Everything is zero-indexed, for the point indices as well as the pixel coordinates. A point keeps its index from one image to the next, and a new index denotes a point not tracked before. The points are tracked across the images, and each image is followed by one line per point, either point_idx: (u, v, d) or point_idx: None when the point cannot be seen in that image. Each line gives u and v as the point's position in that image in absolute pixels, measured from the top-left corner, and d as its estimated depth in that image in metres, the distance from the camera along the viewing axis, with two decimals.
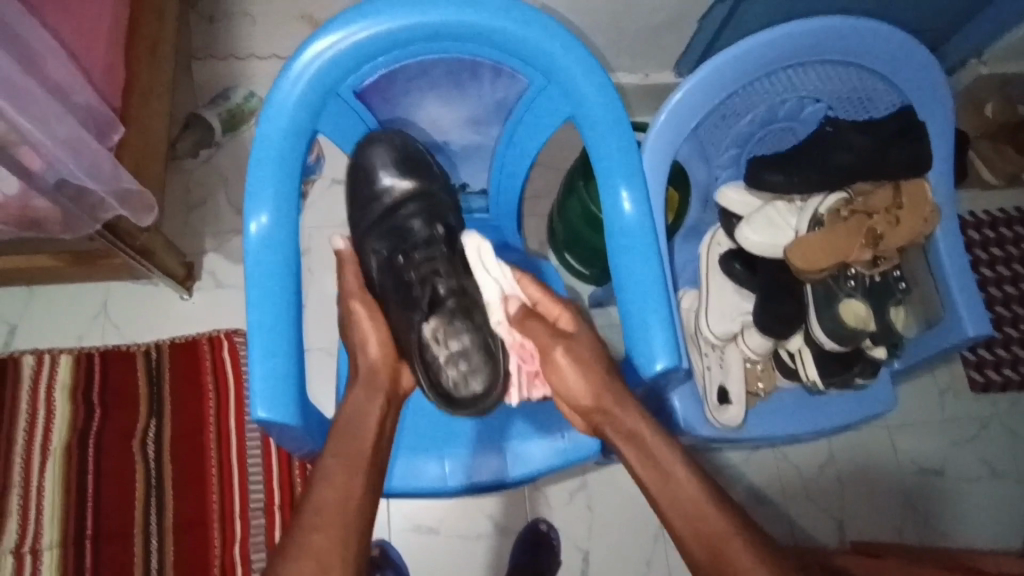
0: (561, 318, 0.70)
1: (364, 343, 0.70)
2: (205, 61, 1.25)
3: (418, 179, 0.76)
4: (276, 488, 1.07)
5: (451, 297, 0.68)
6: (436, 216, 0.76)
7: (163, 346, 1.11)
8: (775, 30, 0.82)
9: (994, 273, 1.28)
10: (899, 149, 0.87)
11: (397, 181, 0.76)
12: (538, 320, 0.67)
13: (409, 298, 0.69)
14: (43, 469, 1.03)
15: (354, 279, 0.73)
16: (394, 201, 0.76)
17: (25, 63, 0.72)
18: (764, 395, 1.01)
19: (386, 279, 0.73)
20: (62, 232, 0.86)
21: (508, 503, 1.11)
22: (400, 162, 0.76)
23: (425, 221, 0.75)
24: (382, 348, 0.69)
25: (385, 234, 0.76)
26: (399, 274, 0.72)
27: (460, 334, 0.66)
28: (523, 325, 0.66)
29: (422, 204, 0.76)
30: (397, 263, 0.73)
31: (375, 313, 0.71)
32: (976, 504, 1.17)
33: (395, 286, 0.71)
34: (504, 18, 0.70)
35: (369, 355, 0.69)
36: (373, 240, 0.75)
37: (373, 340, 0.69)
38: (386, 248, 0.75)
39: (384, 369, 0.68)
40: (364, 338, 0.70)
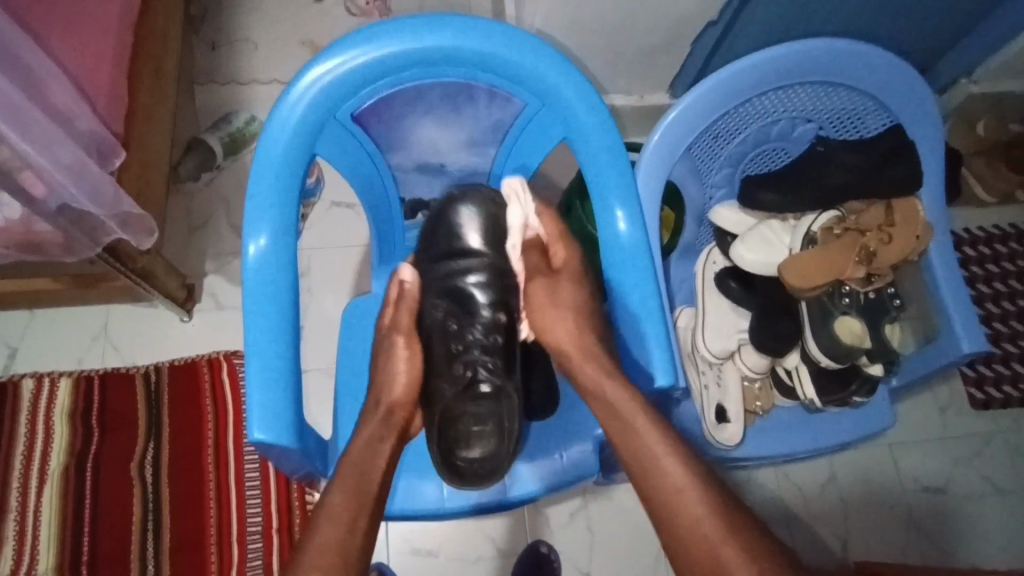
0: (558, 256, 0.78)
1: (391, 381, 0.73)
2: (207, 85, 1.28)
3: (494, 254, 0.79)
4: (274, 510, 1.07)
5: (489, 383, 0.75)
6: (504, 300, 0.79)
7: (162, 368, 1.11)
8: (764, 52, 0.83)
9: (991, 289, 1.28)
10: (892, 167, 0.88)
11: (477, 251, 0.78)
12: (538, 254, 0.78)
13: (450, 365, 0.76)
14: (40, 493, 1.02)
15: (404, 320, 0.76)
16: (465, 263, 0.79)
17: (30, 91, 0.74)
18: (762, 413, 1.01)
19: (438, 337, 0.77)
20: (63, 255, 0.87)
21: (509, 525, 1.10)
22: (488, 232, 0.79)
23: (495, 300, 0.78)
24: (408, 388, 0.73)
25: (451, 292, 0.78)
26: (448, 338, 0.77)
27: (483, 413, 0.73)
28: (525, 252, 0.79)
29: (496, 280, 0.79)
30: (454, 328, 0.77)
31: (416, 352, 0.75)
32: (979, 523, 1.16)
33: (441, 344, 0.77)
34: (497, 43, 0.71)
35: (392, 393, 0.72)
36: (432, 288, 0.79)
37: (402, 382, 0.73)
38: (447, 306, 0.78)
39: (403, 412, 0.72)
40: (396, 372, 0.73)
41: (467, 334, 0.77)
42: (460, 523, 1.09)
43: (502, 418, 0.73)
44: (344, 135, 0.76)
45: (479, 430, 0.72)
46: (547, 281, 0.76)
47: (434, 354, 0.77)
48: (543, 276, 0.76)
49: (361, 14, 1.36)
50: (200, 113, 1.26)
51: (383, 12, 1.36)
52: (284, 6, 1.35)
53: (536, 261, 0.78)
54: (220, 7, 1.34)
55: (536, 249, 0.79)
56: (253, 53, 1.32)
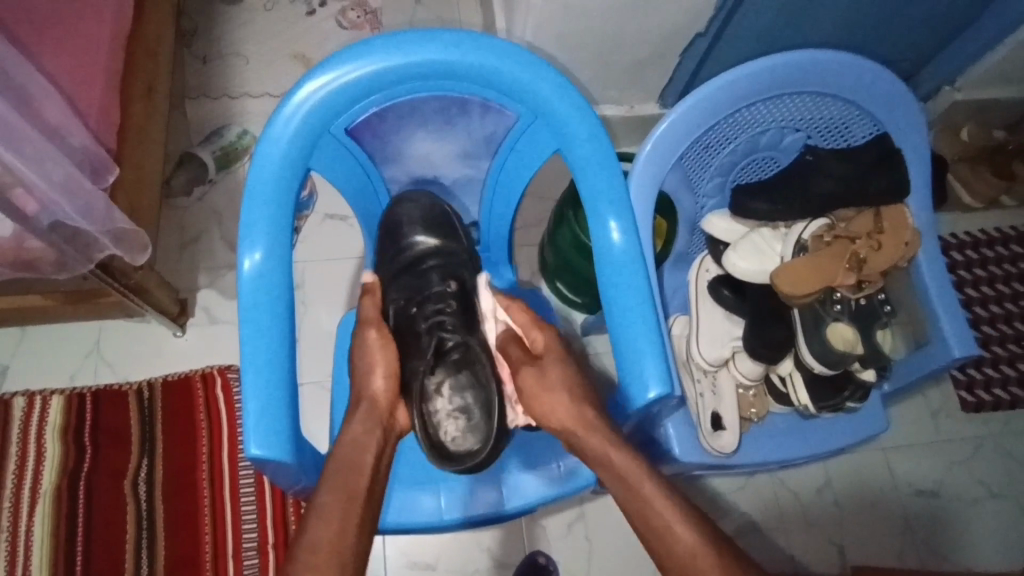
0: (536, 341, 0.73)
1: (369, 376, 0.70)
2: (198, 100, 1.28)
3: (443, 238, 0.82)
4: (270, 526, 1.06)
5: (456, 350, 0.73)
6: (452, 274, 0.81)
7: (155, 384, 1.11)
8: (751, 64, 0.84)
9: (979, 293, 1.30)
10: (877, 175, 0.89)
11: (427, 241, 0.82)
12: (516, 346, 0.73)
13: (413, 346, 0.74)
14: (33, 511, 1.01)
15: (372, 304, 0.76)
16: (420, 255, 0.82)
17: (21, 107, 0.73)
18: (757, 420, 1.01)
19: (402, 323, 0.77)
20: (56, 272, 0.86)
21: (505, 537, 1.10)
22: (432, 221, 0.82)
23: (442, 275, 0.80)
24: (388, 380, 0.71)
25: (405, 283, 0.81)
26: (413, 322, 0.77)
27: (463, 390, 0.72)
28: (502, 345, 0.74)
29: (444, 259, 0.82)
30: (410, 311, 0.78)
31: (388, 340, 0.73)
32: (973, 525, 1.17)
33: (409, 329, 0.76)
34: (488, 56, 0.72)
35: (374, 386, 0.70)
36: (398, 290, 0.80)
37: (378, 372, 0.70)
38: (404, 297, 0.80)
39: (386, 406, 0.70)
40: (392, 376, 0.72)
41: (423, 313, 0.77)
42: (455, 536, 1.09)
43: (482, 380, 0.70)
44: (338, 149, 0.76)
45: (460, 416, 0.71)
46: (534, 369, 0.70)
47: (401, 340, 0.76)
48: (529, 364, 0.71)
49: (352, 28, 1.37)
50: (191, 127, 1.26)
51: (375, 25, 1.37)
52: (275, 21, 1.36)
53: (517, 353, 0.73)
54: (211, 21, 1.34)
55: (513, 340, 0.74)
56: (245, 67, 1.32)
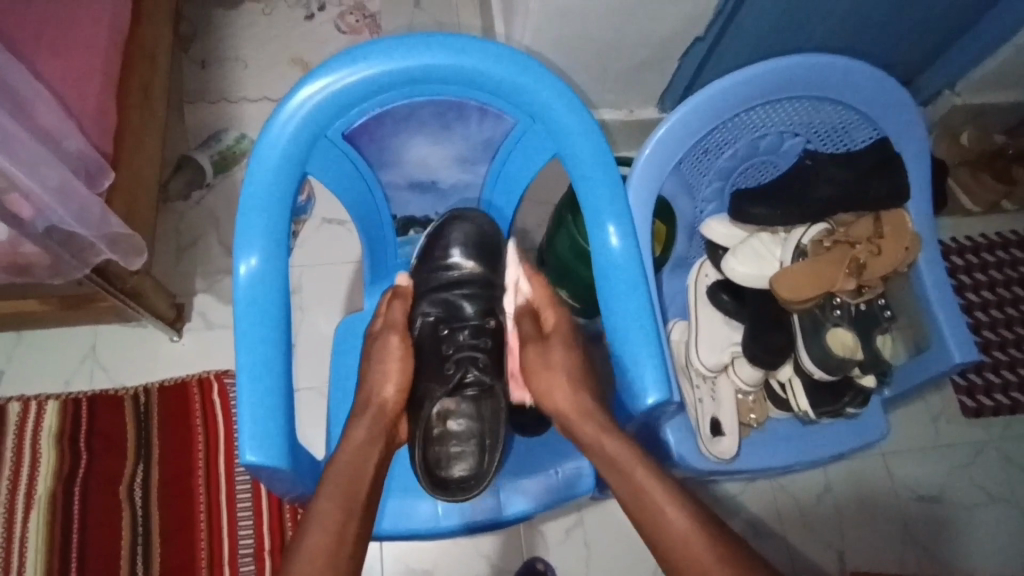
0: (549, 319, 0.75)
1: (381, 384, 0.72)
2: (196, 104, 1.28)
3: (481, 265, 0.83)
4: (266, 533, 1.05)
5: (476, 388, 0.76)
6: (487, 312, 0.82)
7: (152, 389, 1.10)
8: (751, 69, 0.84)
9: (979, 297, 1.29)
10: (878, 180, 0.89)
11: (465, 265, 0.83)
12: (529, 321, 0.75)
13: (433, 367, 0.77)
14: (27, 518, 1.00)
15: (402, 313, 0.76)
16: (458, 279, 0.83)
17: (17, 112, 0.73)
18: (757, 426, 1.00)
19: (426, 341, 0.79)
20: (51, 277, 0.86)
21: (504, 543, 1.09)
22: (475, 249, 0.83)
23: (477, 308, 0.82)
24: (399, 392, 0.72)
25: (442, 302, 0.82)
26: (439, 343, 0.79)
27: (470, 425, 0.75)
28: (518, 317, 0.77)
29: (479, 290, 0.83)
30: (440, 333, 0.79)
31: (409, 355, 0.74)
32: (974, 531, 1.16)
33: (432, 350, 0.78)
34: (486, 61, 0.72)
35: (383, 394, 0.71)
36: (427, 306, 0.81)
37: (391, 381, 0.72)
38: (436, 314, 0.81)
39: (391, 414, 0.71)
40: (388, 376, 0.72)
41: (452, 339, 0.79)
42: (452, 542, 1.08)
43: (490, 429, 0.74)
44: (335, 154, 0.76)
45: (459, 449, 0.73)
46: (540, 347, 0.73)
47: (421, 355, 0.78)
48: (537, 341, 0.73)
49: (351, 32, 1.37)
50: (189, 132, 1.26)
51: (373, 30, 1.37)
52: (273, 25, 1.36)
53: (528, 328, 0.75)
54: (210, 25, 1.34)
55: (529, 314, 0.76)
56: (243, 72, 1.32)
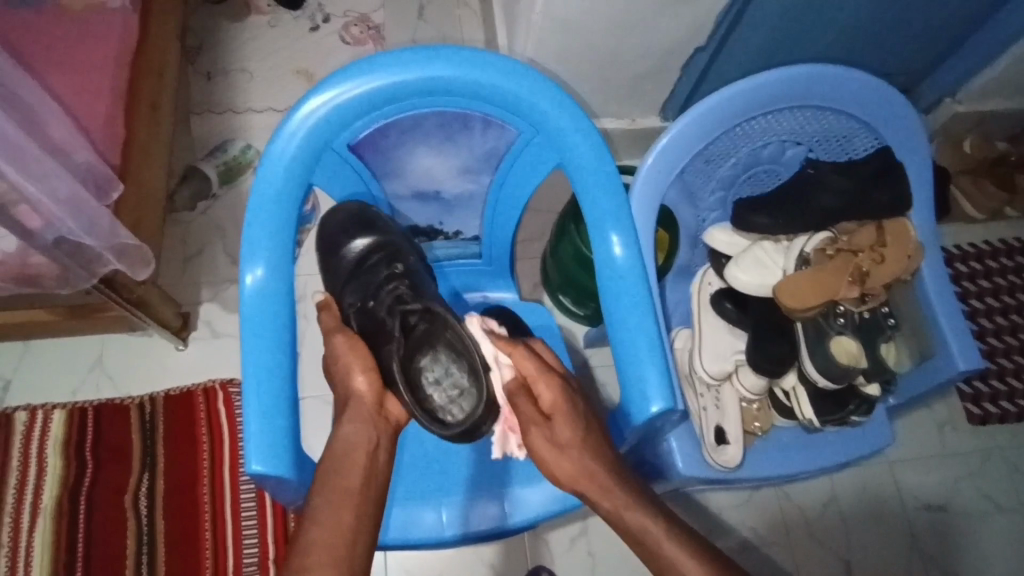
0: (546, 398, 0.68)
1: (350, 373, 0.69)
2: (202, 115, 1.29)
3: (374, 232, 0.80)
4: (270, 542, 1.05)
5: (421, 321, 0.70)
6: (399, 259, 0.78)
7: (158, 398, 1.11)
8: (753, 79, 0.85)
9: (984, 304, 1.29)
10: (880, 189, 0.90)
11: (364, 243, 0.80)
12: (525, 400, 0.69)
13: (378, 340, 0.72)
14: (33, 527, 1.01)
15: (330, 316, 0.74)
16: (362, 256, 0.80)
17: (27, 125, 0.74)
18: (761, 434, 1.01)
19: (363, 323, 0.75)
20: (59, 288, 0.87)
21: (508, 553, 1.09)
22: (360, 224, 0.80)
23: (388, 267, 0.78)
24: (370, 381, 0.69)
25: (359, 285, 0.79)
26: (372, 312, 0.75)
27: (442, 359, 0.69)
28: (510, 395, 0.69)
29: (383, 249, 0.79)
30: (367, 304, 0.76)
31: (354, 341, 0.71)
32: (980, 540, 1.16)
33: (369, 324, 0.74)
34: (490, 73, 0.72)
35: (355, 382, 0.68)
36: (353, 298, 0.78)
37: (357, 368, 0.69)
38: (358, 298, 0.78)
39: (371, 398, 0.68)
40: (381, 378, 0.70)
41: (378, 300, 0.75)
42: (456, 551, 1.08)
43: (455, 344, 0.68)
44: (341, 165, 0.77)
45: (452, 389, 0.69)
46: (546, 431, 0.68)
47: (367, 337, 0.74)
48: (541, 425, 0.68)
49: (355, 44, 1.38)
50: (195, 142, 1.27)
51: (377, 41, 1.39)
52: (278, 37, 1.37)
53: (528, 409, 0.69)
54: (216, 37, 1.36)
55: (522, 390, 0.69)
56: (248, 83, 1.33)
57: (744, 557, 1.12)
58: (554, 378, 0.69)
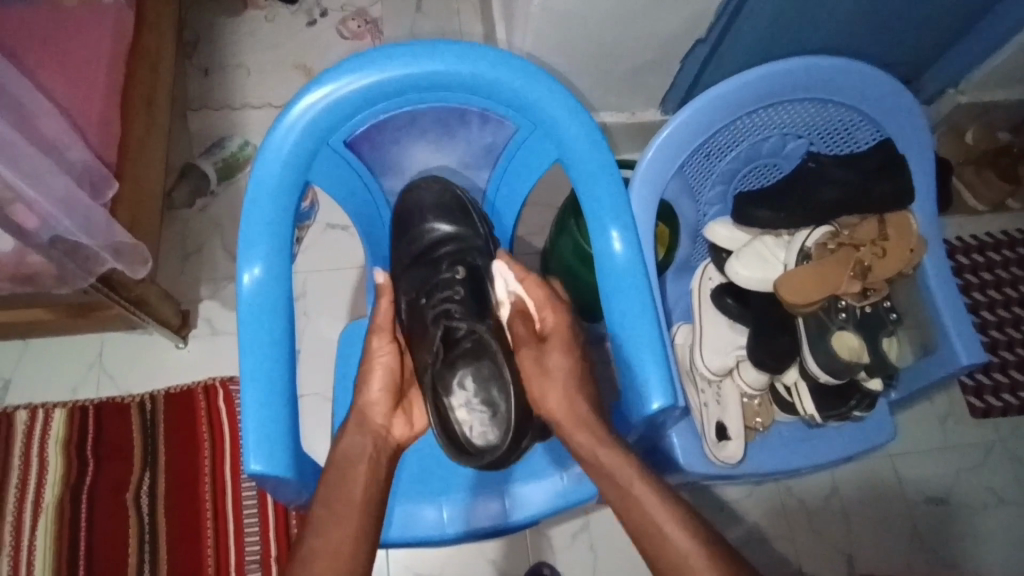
0: (548, 320, 0.71)
1: (366, 384, 0.70)
2: (200, 111, 1.29)
3: (456, 223, 0.80)
4: (273, 540, 1.05)
5: (467, 340, 0.71)
6: (464, 260, 0.79)
7: (158, 396, 1.10)
8: (752, 72, 0.84)
9: (986, 297, 1.28)
10: (883, 181, 0.88)
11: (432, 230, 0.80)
12: (523, 323, 0.71)
13: (418, 339, 0.73)
14: (35, 526, 1.01)
15: (386, 310, 0.73)
16: (434, 243, 0.80)
17: (20, 124, 0.73)
18: (762, 430, 1.00)
19: (410, 312, 0.76)
20: (56, 286, 0.86)
21: (510, 548, 1.09)
22: (439, 210, 0.80)
23: (451, 266, 0.78)
24: (386, 396, 0.70)
25: (416, 274, 0.79)
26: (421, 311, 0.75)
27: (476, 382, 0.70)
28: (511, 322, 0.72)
29: (456, 245, 0.79)
30: (419, 301, 0.76)
31: (392, 353, 0.72)
32: (982, 533, 1.16)
33: (417, 318, 0.75)
34: (485, 67, 0.72)
35: (368, 393, 0.70)
36: (407, 283, 0.79)
37: (375, 381, 0.70)
38: (414, 288, 0.78)
39: (380, 415, 0.69)
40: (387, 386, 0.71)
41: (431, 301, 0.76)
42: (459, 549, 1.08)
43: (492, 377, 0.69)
44: (337, 161, 0.76)
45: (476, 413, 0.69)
46: (535, 352, 0.68)
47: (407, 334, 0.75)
48: (531, 345, 0.69)
49: (353, 38, 1.37)
50: (193, 139, 1.27)
51: (375, 35, 1.38)
52: (275, 31, 1.36)
53: (524, 330, 0.71)
54: (213, 32, 1.35)
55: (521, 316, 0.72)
56: (246, 78, 1.32)
57: (746, 551, 1.12)
58: (559, 304, 0.72)
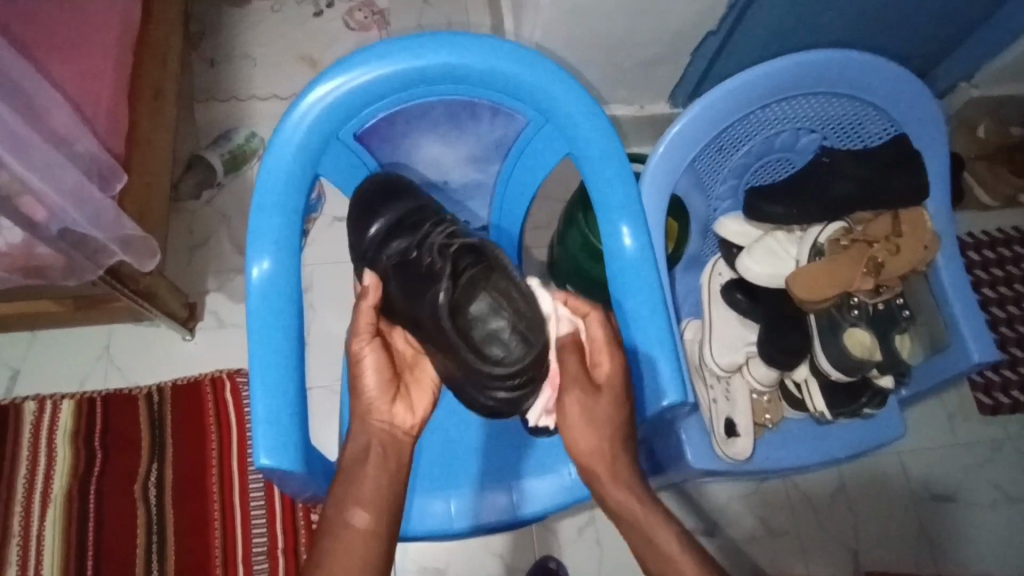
0: (603, 367, 0.66)
1: (361, 379, 0.65)
2: (207, 102, 1.28)
3: (409, 198, 0.74)
4: (280, 532, 1.05)
5: (465, 267, 0.64)
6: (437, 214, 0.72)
7: (165, 388, 1.10)
8: (765, 66, 0.83)
9: (996, 293, 1.28)
10: (897, 176, 0.87)
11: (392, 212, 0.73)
12: (575, 359, 0.66)
13: (418, 288, 0.66)
14: (44, 517, 1.01)
15: (370, 308, 0.66)
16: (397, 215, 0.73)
17: (29, 115, 0.73)
18: (772, 426, 0.99)
19: (396, 273, 0.69)
20: (65, 279, 0.86)
21: (518, 541, 1.09)
22: (383, 194, 0.75)
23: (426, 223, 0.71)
24: (381, 381, 0.65)
25: (398, 236, 0.72)
26: (410, 266, 0.68)
27: (486, 311, 0.64)
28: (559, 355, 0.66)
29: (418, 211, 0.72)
30: (406, 257, 0.69)
31: (376, 344, 0.66)
32: (990, 530, 1.15)
33: (408, 276, 0.67)
34: (497, 61, 0.71)
35: (367, 389, 0.65)
36: (391, 250, 0.71)
37: (371, 374, 0.65)
38: (398, 249, 0.71)
39: (382, 412, 0.65)
40: (367, 377, 0.65)
41: (419, 250, 0.68)
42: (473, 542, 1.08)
43: (507, 292, 0.63)
44: (346, 154, 0.75)
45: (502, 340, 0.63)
46: (586, 398, 0.64)
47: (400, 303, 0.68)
48: (580, 386, 0.65)
49: (360, 29, 1.36)
50: (199, 131, 1.26)
51: (382, 26, 1.37)
52: (282, 22, 1.35)
53: (577, 368, 0.65)
54: (219, 23, 1.34)
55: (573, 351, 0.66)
56: (252, 70, 1.31)
57: (751, 547, 1.12)
58: (617, 350, 0.66)
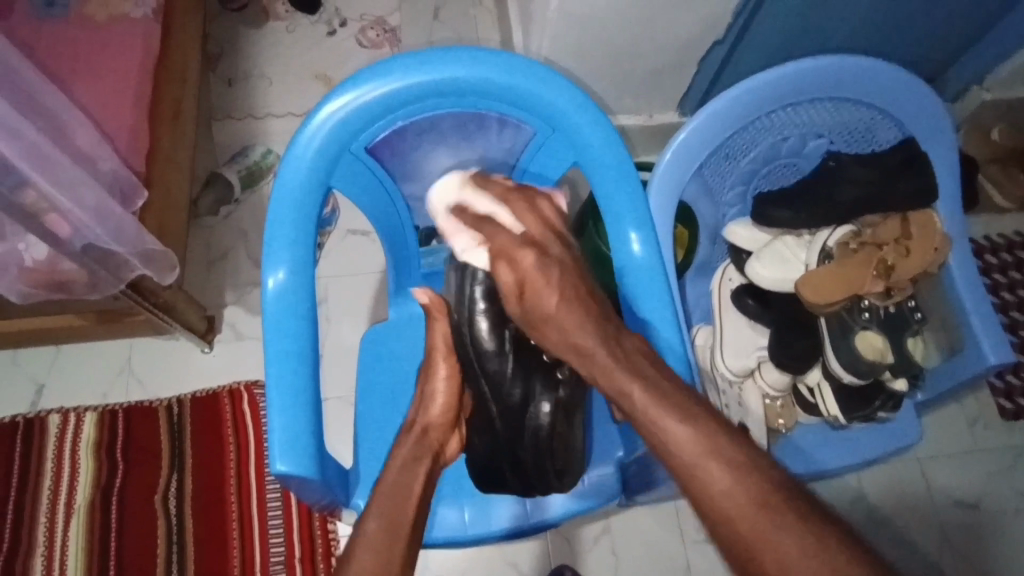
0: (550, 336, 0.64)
1: (432, 399, 0.71)
2: (225, 120, 1.31)
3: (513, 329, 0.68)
4: (297, 542, 1.06)
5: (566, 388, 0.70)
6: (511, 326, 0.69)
7: (185, 400, 1.13)
8: (771, 72, 0.84)
9: (1015, 297, 1.26)
10: (905, 180, 0.88)
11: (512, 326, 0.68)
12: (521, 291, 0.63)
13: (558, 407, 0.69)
14: (67, 527, 1.03)
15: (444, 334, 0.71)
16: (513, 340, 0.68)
17: (54, 135, 0.76)
18: (786, 431, 1.00)
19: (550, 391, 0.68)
20: (88, 293, 0.89)
21: (532, 550, 1.09)
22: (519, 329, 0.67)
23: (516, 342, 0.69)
24: (445, 409, 0.71)
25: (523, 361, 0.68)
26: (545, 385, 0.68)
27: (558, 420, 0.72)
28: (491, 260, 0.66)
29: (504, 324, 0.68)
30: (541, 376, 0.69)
31: (453, 373, 0.72)
32: (1017, 539, 1.13)
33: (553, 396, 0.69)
34: (504, 72, 0.72)
35: (429, 414, 0.71)
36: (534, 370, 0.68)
37: (438, 402, 0.71)
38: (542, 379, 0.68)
39: (435, 425, 0.70)
40: (433, 391, 0.71)
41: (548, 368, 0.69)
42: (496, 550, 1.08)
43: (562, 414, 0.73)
44: (357, 168, 0.77)
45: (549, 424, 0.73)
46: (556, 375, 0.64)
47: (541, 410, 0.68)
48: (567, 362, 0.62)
49: (372, 47, 1.39)
50: (218, 148, 1.29)
51: (394, 43, 1.40)
52: (297, 42, 1.39)
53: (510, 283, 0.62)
54: (235, 44, 1.38)
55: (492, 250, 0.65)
56: (268, 89, 1.35)
57: None
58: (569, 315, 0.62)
